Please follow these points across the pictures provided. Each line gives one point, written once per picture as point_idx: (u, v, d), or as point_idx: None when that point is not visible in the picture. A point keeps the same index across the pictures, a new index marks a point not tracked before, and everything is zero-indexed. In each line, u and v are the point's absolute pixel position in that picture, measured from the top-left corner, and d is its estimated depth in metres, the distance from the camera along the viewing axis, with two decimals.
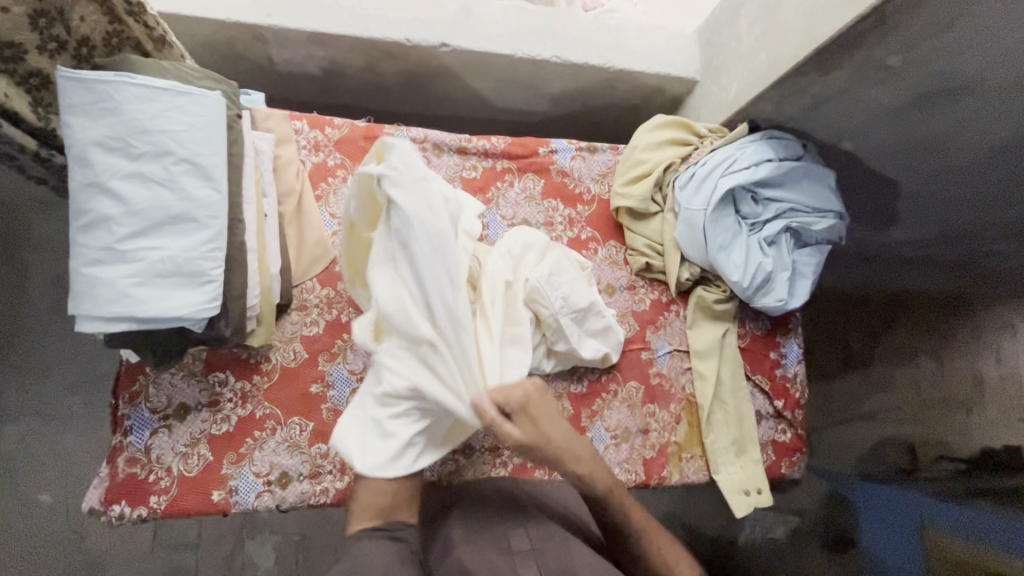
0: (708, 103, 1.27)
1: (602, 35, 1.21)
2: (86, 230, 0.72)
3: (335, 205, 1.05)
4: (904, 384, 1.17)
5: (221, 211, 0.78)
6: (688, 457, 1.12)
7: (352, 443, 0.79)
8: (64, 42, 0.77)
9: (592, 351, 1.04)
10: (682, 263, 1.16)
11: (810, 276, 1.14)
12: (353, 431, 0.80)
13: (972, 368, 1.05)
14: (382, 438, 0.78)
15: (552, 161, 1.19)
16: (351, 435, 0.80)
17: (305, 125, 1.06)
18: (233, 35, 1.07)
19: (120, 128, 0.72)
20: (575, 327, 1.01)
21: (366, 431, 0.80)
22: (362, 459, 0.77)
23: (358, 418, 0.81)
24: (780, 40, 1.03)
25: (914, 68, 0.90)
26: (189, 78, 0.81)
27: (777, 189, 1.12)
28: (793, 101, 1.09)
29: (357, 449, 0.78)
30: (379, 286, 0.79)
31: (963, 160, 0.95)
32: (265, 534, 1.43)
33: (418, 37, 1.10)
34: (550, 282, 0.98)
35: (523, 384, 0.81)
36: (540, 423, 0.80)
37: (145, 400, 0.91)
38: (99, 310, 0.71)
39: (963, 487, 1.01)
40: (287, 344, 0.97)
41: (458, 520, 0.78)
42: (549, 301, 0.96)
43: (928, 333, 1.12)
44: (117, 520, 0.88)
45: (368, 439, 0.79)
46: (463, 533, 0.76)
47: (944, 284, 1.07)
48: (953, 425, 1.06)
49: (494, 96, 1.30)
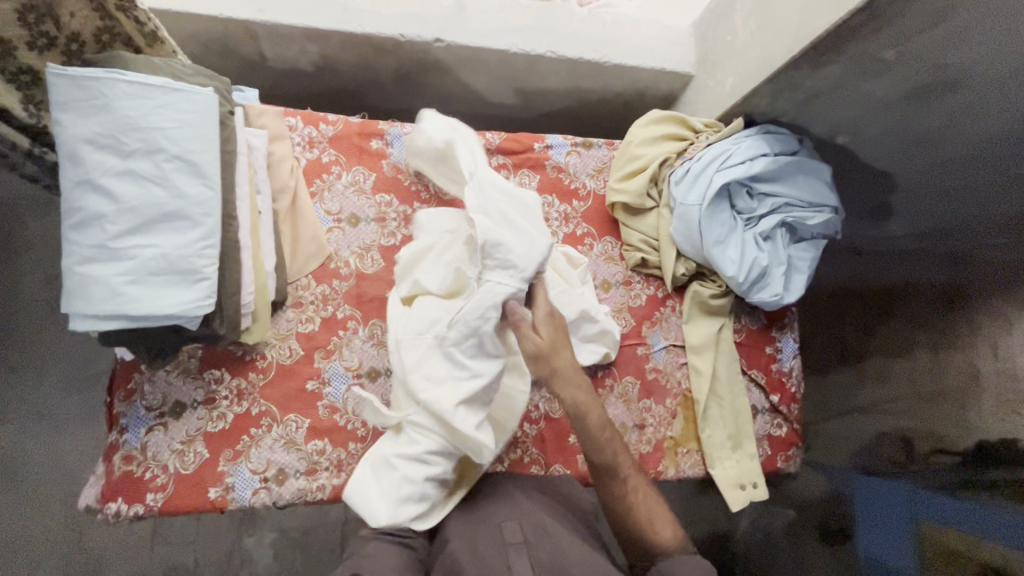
0: (703, 97, 1.27)
1: (597, 30, 1.20)
2: (79, 227, 0.72)
3: (330, 201, 1.04)
4: (902, 376, 1.18)
5: (214, 209, 0.78)
6: (685, 452, 1.12)
7: (376, 504, 0.79)
8: (54, 38, 0.77)
9: (588, 357, 1.05)
10: (677, 258, 1.16)
11: (806, 271, 1.14)
12: (378, 492, 0.81)
13: (968, 361, 1.08)
14: (406, 500, 0.79)
15: (547, 156, 1.18)
16: (376, 496, 0.80)
17: (299, 121, 1.05)
18: (226, 32, 1.06)
19: (111, 125, 0.72)
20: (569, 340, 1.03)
21: (391, 493, 0.80)
22: (386, 517, 0.78)
23: (382, 480, 0.81)
24: (775, 34, 1.03)
25: (907, 63, 0.89)
26: (180, 75, 0.80)
27: (773, 183, 1.12)
28: (789, 96, 1.08)
29: (382, 510, 0.78)
30: (419, 374, 0.84)
31: (956, 152, 0.95)
32: (264, 531, 1.44)
33: (412, 32, 1.09)
34: None
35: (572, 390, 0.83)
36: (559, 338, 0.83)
37: (141, 398, 0.92)
38: (93, 309, 0.71)
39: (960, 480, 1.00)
40: (282, 342, 0.97)
41: (456, 524, 0.78)
42: None
43: (924, 327, 1.14)
44: (114, 517, 0.88)
45: (394, 500, 0.79)
46: (461, 537, 0.76)
47: (939, 277, 1.09)
48: (948, 417, 1.09)
49: (490, 91, 1.29)
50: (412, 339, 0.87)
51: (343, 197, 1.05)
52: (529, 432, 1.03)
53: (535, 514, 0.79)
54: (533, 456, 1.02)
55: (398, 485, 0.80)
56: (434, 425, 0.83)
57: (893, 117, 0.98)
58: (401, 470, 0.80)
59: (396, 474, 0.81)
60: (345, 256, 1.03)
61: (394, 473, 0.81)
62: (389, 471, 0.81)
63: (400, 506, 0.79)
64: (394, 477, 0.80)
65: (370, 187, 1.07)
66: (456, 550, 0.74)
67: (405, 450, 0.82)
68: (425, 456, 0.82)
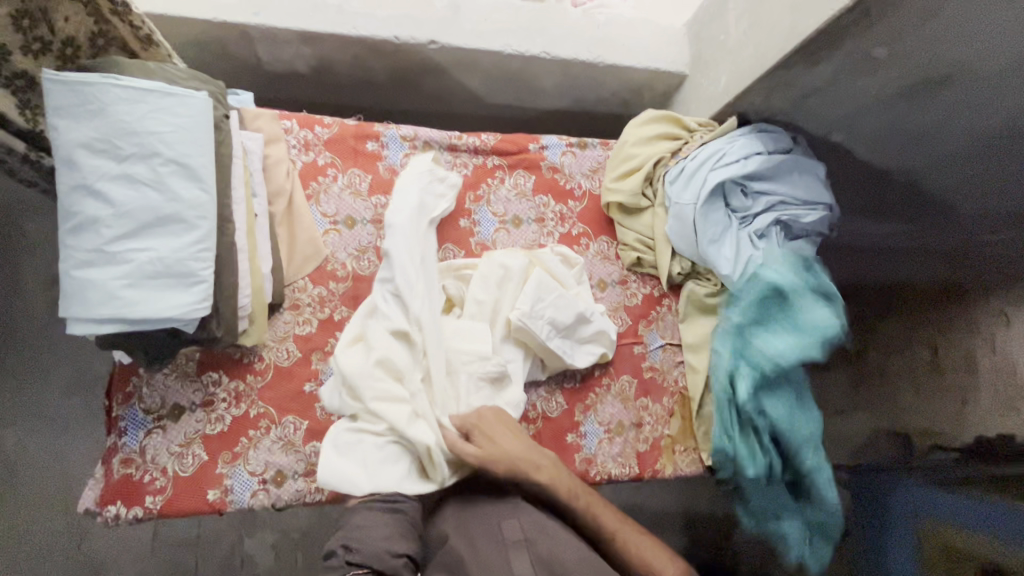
0: (697, 96, 1.27)
1: (591, 31, 1.21)
2: (76, 232, 0.72)
3: (326, 204, 1.05)
4: (898, 374, 1.13)
5: (210, 212, 0.78)
6: (682, 449, 1.13)
7: (350, 470, 0.82)
8: (49, 42, 0.77)
9: (584, 359, 1.05)
10: (672, 256, 1.17)
11: (803, 267, 1.12)
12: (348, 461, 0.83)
13: (970, 354, 1.01)
14: (380, 468, 0.82)
15: (542, 157, 1.19)
16: (345, 464, 0.83)
17: (295, 124, 1.05)
18: (220, 35, 1.06)
19: (107, 130, 0.72)
20: (564, 343, 1.03)
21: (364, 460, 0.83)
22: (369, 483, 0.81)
23: (348, 451, 0.84)
24: (769, 34, 1.03)
25: (899, 61, 0.92)
26: (175, 79, 0.81)
27: (768, 181, 1.12)
28: (782, 93, 1.10)
29: (356, 475, 0.81)
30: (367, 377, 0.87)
31: (951, 147, 0.94)
32: (264, 533, 1.44)
33: (406, 34, 1.10)
34: (533, 312, 0.98)
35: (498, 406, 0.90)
36: (495, 439, 0.85)
37: (139, 401, 0.92)
38: (90, 312, 0.71)
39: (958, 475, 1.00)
40: (280, 344, 0.98)
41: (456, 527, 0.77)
42: (537, 332, 0.98)
43: (920, 322, 1.08)
44: (113, 520, 0.88)
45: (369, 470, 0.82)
46: (462, 537, 0.75)
47: (938, 274, 1.03)
48: (947, 415, 1.04)
49: (485, 92, 1.29)
50: (381, 368, 0.87)
51: (339, 200, 1.05)
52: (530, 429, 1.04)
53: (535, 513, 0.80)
54: None
55: (368, 454, 0.84)
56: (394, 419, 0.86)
57: (886, 113, 0.99)
58: (367, 437, 0.84)
59: (364, 443, 0.84)
60: (342, 258, 1.04)
61: (360, 445, 0.84)
62: (356, 443, 0.84)
63: (379, 472, 0.82)
64: (362, 446, 0.84)
65: (366, 189, 1.07)
66: (457, 547, 0.72)
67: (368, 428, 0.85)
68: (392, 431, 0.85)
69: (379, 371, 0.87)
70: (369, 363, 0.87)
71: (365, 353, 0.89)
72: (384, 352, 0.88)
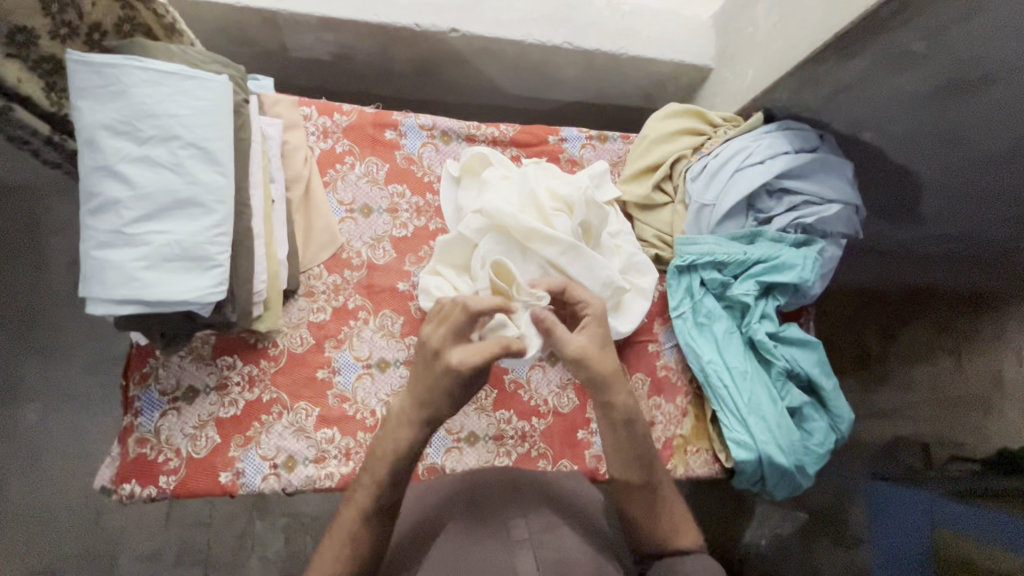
0: (722, 90, 1.24)
1: (616, 21, 1.18)
2: (96, 213, 0.73)
3: (343, 191, 1.04)
4: (923, 382, 1.16)
5: (227, 196, 0.78)
6: (694, 450, 1.10)
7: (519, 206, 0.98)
8: (76, 26, 0.79)
9: (628, 325, 1.04)
10: (647, 276, 1.08)
11: (829, 270, 1.09)
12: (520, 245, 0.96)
13: (994, 366, 1.04)
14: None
15: (561, 149, 1.17)
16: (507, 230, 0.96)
17: (314, 111, 1.05)
18: (244, 22, 1.07)
19: (128, 112, 0.73)
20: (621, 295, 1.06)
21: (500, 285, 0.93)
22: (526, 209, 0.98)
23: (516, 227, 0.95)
24: (798, 26, 1.00)
25: (938, 54, 0.89)
26: (195, 62, 0.81)
27: (796, 182, 1.07)
28: (811, 89, 1.07)
29: (531, 206, 0.99)
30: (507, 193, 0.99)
31: (981, 149, 0.94)
32: (274, 517, 1.45)
33: (427, 22, 1.08)
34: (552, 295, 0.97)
35: (475, 504, 0.79)
36: (473, 524, 0.76)
37: (155, 381, 0.93)
38: (109, 294, 0.72)
39: (972, 488, 1.03)
40: (294, 330, 0.98)
41: (452, 530, 0.76)
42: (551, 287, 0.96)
43: (944, 331, 1.12)
44: (128, 498, 0.90)
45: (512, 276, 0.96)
46: (448, 550, 0.73)
47: (967, 282, 1.05)
48: (970, 425, 1.06)
49: (504, 82, 1.28)
50: (512, 196, 0.99)
51: (356, 187, 1.05)
52: (523, 397, 1.05)
53: (529, 483, 0.85)
54: (540, 450, 1.03)
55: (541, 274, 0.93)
56: (521, 200, 0.99)
57: (921, 110, 0.97)
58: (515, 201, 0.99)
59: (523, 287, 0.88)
60: (357, 246, 1.03)
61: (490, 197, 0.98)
62: (494, 205, 0.96)
63: None
64: (521, 198, 0.99)
65: (383, 178, 1.07)
66: (443, 552, 0.73)
67: (501, 216, 0.95)
68: (625, 230, 1.09)
69: (522, 197, 0.99)
70: (495, 192, 0.99)
71: (502, 187, 1.01)
72: (514, 191, 1.00)
